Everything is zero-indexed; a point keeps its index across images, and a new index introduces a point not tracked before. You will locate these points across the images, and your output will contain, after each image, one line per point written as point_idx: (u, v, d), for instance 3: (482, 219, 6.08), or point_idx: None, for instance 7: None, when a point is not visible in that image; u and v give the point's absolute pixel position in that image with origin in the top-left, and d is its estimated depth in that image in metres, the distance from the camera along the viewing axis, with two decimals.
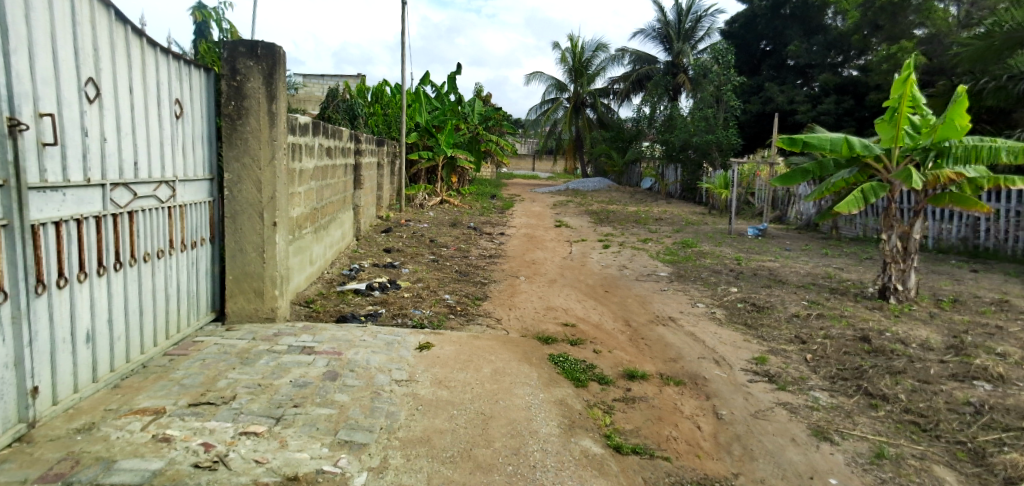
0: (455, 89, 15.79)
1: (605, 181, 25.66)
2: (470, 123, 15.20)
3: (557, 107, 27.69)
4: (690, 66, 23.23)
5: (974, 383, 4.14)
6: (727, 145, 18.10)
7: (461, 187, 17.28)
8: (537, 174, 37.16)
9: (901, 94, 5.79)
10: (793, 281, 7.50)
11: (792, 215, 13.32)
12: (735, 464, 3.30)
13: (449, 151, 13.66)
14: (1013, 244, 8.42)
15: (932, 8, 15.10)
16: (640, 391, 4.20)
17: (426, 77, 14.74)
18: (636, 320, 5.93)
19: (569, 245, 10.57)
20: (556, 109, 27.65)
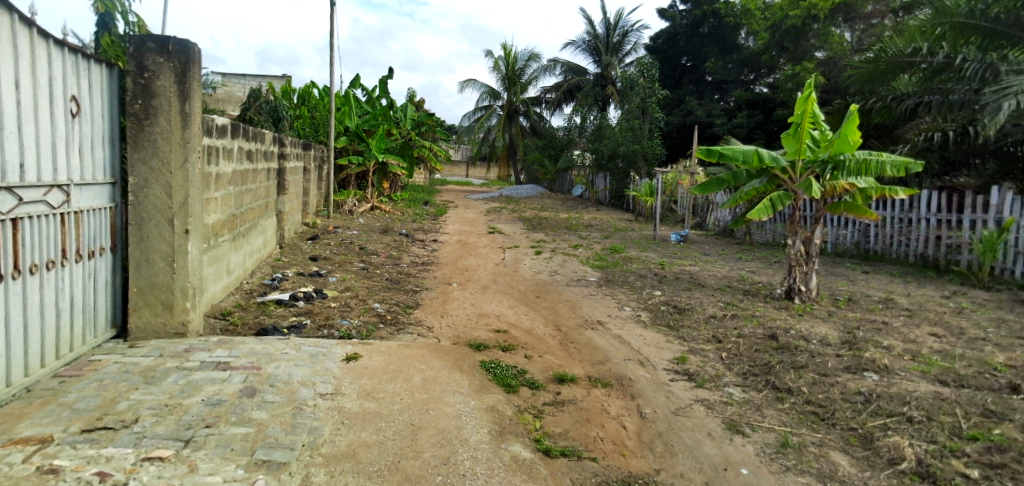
0: (386, 94, 15.60)
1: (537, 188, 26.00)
2: (402, 128, 15.08)
3: (491, 114, 27.94)
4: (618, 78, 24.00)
5: (864, 374, 4.51)
6: (652, 155, 18.82)
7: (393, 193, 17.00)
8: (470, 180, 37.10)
9: (803, 111, 6.23)
10: (711, 284, 7.90)
11: (710, 222, 14.00)
12: (657, 461, 3.44)
13: (379, 156, 13.46)
14: (897, 248, 9.22)
15: (829, 33, 16.38)
16: (569, 394, 4.29)
17: (356, 81, 14.47)
18: (566, 325, 6.05)
19: (502, 251, 10.64)
20: (489, 116, 27.78)
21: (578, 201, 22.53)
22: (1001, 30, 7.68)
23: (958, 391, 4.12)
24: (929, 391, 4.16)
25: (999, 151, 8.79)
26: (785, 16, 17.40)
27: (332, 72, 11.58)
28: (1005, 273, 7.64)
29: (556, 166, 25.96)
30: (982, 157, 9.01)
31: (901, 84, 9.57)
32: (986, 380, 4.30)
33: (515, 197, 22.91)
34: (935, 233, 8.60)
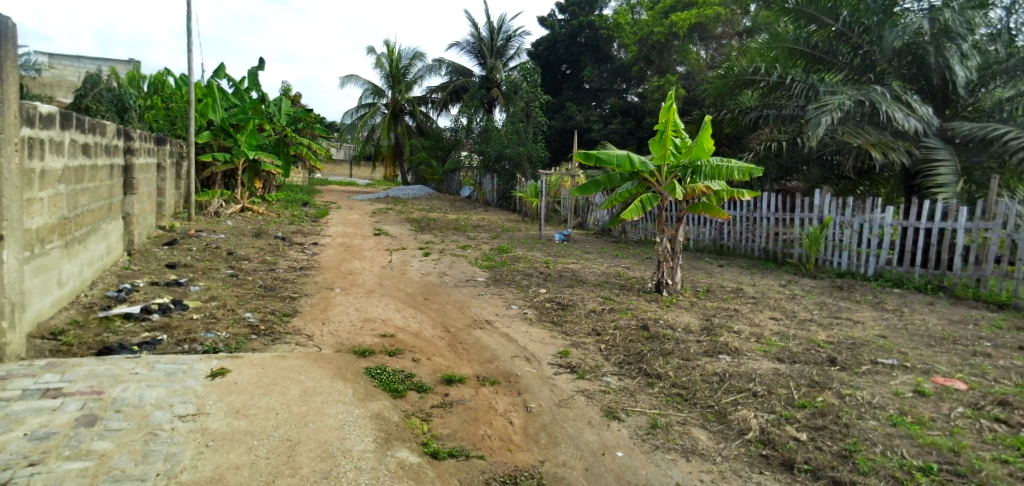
0: (257, 86, 14.62)
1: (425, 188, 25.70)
2: (275, 124, 14.40)
3: (375, 112, 27.08)
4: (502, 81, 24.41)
5: (719, 356, 4.97)
6: (537, 157, 19.35)
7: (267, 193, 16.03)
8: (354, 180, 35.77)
9: (665, 120, 6.69)
10: (591, 280, 8.29)
11: (591, 221, 14.67)
12: (541, 452, 3.54)
13: (250, 152, 12.55)
14: (743, 243, 10.24)
15: (687, 50, 17.98)
16: (458, 395, 4.29)
17: (221, 71, 13.47)
18: (454, 325, 6.05)
19: (388, 253, 10.41)
20: (373, 114, 26.93)
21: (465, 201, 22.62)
22: (819, 55, 9.31)
23: (792, 366, 4.67)
24: (770, 368, 4.67)
25: (822, 159, 9.80)
26: (650, 32, 18.75)
27: (191, 60, 10.59)
28: (826, 264, 8.75)
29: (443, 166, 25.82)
30: (808, 164, 9.93)
31: (746, 99, 10.65)
32: (813, 355, 4.92)
33: (402, 198, 22.49)
34: (774, 230, 9.61)
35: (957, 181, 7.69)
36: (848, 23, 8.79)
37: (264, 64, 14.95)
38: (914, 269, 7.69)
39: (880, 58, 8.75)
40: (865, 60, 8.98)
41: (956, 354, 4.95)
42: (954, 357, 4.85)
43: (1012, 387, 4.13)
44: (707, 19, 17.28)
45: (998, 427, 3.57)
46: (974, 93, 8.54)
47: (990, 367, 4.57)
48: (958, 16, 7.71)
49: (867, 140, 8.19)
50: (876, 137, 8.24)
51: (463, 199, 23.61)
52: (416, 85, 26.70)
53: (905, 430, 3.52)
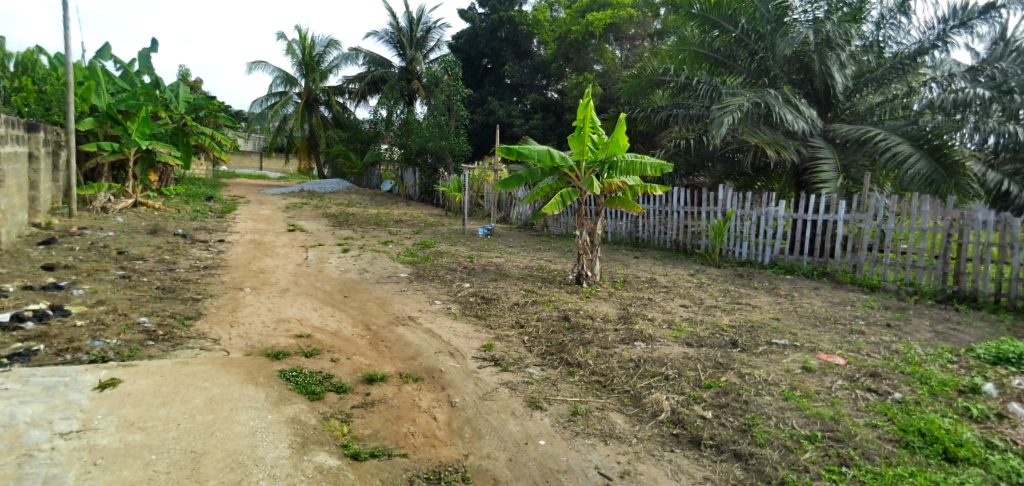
0: (149, 70, 13.66)
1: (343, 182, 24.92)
2: (173, 112, 13.60)
3: (287, 101, 25.86)
4: (422, 74, 24.10)
5: (635, 343, 5.20)
6: (459, 151, 19.26)
7: (164, 186, 15.17)
8: (265, 172, 34.04)
9: (584, 116, 6.90)
10: (514, 273, 8.41)
11: (514, 215, 14.86)
12: (465, 446, 3.57)
13: (142, 142, 11.60)
14: (655, 236, 10.74)
15: (603, 49, 18.58)
16: (379, 393, 4.23)
17: (106, 52, 12.43)
18: (376, 323, 5.94)
19: (303, 250, 10.04)
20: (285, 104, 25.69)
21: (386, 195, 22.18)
22: (721, 59, 9.77)
23: (699, 350, 4.96)
24: (680, 352, 4.94)
25: (725, 156, 10.46)
26: (568, 30, 19.15)
27: (66, 37, 9.62)
28: (729, 254, 9.34)
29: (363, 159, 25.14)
30: (712, 160, 10.53)
31: (657, 98, 11.10)
32: (718, 338, 5.25)
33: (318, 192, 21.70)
34: (683, 223, 10.14)
35: (838, 177, 8.37)
36: (746, 30, 9.39)
37: (157, 46, 13.98)
38: (803, 256, 8.39)
39: (773, 63, 9.43)
40: (761, 65, 9.65)
41: (836, 332, 5.46)
42: (835, 335, 5.35)
43: (880, 360, 4.60)
44: (621, 20, 17.91)
45: (869, 395, 3.98)
46: (851, 98, 9.42)
47: (864, 343, 5.08)
48: (837, 28, 8.49)
49: (763, 138, 8.79)
50: (769, 136, 8.84)
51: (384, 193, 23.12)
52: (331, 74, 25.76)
53: (795, 403, 3.85)
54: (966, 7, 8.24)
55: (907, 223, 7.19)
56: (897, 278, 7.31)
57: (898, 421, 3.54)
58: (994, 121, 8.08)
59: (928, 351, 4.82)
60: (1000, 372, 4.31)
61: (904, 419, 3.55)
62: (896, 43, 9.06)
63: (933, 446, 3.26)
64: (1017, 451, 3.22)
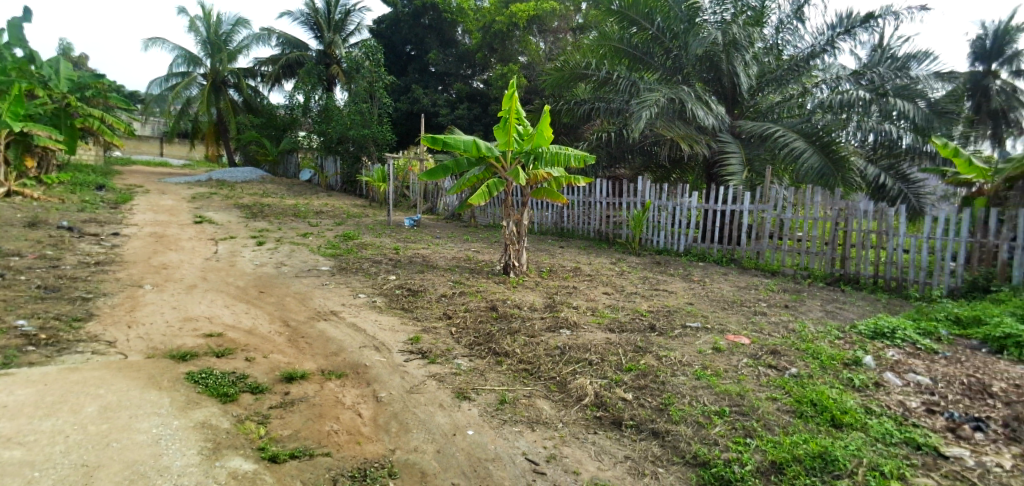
0: (21, 43, 12.41)
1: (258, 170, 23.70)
2: (52, 91, 12.42)
3: (191, 82, 24.07)
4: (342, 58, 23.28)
5: (560, 331, 5.35)
6: (383, 140, 18.85)
7: (46, 173, 13.85)
8: (168, 159, 31.77)
9: (509, 108, 6.98)
10: (441, 264, 8.38)
11: (441, 206, 14.80)
12: (392, 440, 3.56)
13: (17, 124, 10.47)
14: (579, 226, 11.04)
15: (527, 41, 18.78)
16: (300, 392, 4.13)
17: None
18: (295, 319, 5.77)
19: (212, 243, 9.51)
20: (189, 85, 23.87)
21: (305, 185, 21.36)
22: (639, 55, 10.21)
23: (621, 335, 5.19)
24: (603, 337, 5.14)
25: (643, 149, 10.90)
26: (492, 20, 19.02)
27: None
28: (648, 243, 9.76)
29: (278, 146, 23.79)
30: (632, 152, 10.95)
31: (579, 91, 11.29)
32: (637, 324, 5.51)
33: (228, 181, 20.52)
34: (605, 213, 10.47)
35: (743, 170, 8.92)
36: (661, 29, 9.82)
37: (30, 17, 12.71)
38: (713, 244, 8.91)
39: (687, 61, 9.87)
40: (675, 62, 10.06)
41: (742, 313, 5.89)
42: (741, 316, 5.77)
43: (779, 339, 5.01)
44: (544, 12, 18.20)
45: (770, 371, 4.32)
46: (754, 96, 10.01)
47: (766, 323, 5.50)
48: (742, 31, 9.06)
49: (678, 133, 9.22)
50: (682, 131, 9.30)
51: (303, 183, 22.21)
52: (241, 55, 24.38)
53: (706, 381, 4.12)
54: (849, 16, 9.11)
55: (802, 213, 7.83)
56: (794, 264, 7.93)
57: (793, 393, 3.88)
58: (874, 120, 8.78)
59: (819, 329, 5.29)
60: (877, 345, 4.79)
61: (798, 392, 3.89)
62: (792, 46, 9.71)
63: (822, 415, 3.60)
64: (890, 414, 3.61)
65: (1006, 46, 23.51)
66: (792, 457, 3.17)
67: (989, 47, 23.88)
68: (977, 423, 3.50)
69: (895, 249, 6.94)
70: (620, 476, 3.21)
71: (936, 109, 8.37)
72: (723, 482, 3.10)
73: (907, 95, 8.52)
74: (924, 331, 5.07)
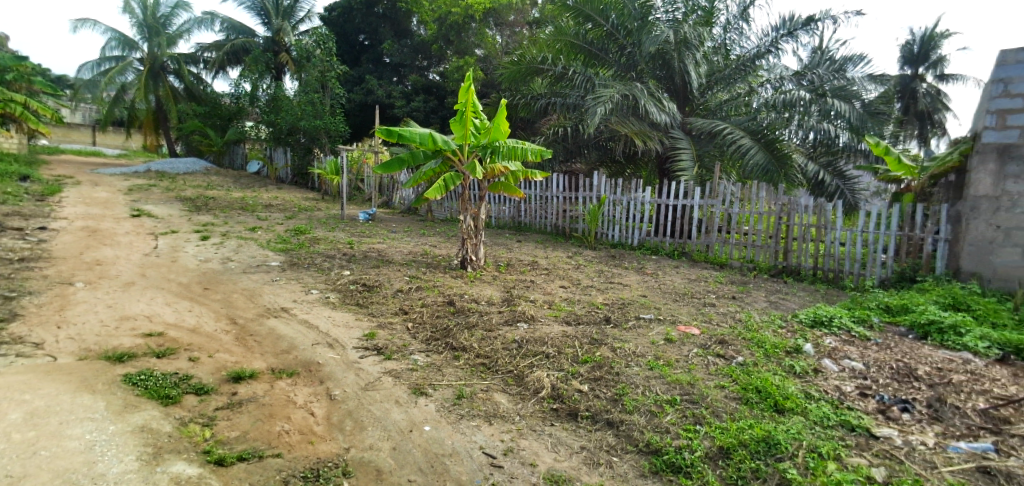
0: None
1: (202, 161, 22.70)
2: None
3: (127, 67, 22.93)
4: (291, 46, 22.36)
5: (518, 324, 5.38)
6: (335, 131, 18.44)
7: None
8: (101, 148, 30.15)
9: (466, 101, 6.86)
10: (397, 259, 8.28)
11: (396, 200, 14.62)
12: (346, 439, 3.50)
13: None
14: (536, 220, 11.11)
15: (484, 34, 18.72)
16: (249, 392, 4.01)
17: None
18: (243, 316, 5.60)
19: (151, 238, 9.10)
20: (125, 69, 22.92)
21: (253, 177, 20.66)
22: (594, 51, 10.28)
23: (577, 328, 5.26)
24: (560, 330, 5.20)
25: (599, 144, 11.06)
26: (448, 12, 18.85)
27: None
28: (603, 237, 9.91)
29: (223, 137, 22.56)
30: (587, 147, 11.06)
31: (536, 86, 11.35)
32: (592, 316, 5.60)
33: (168, 173, 19.62)
34: (562, 208, 10.56)
35: (694, 166, 9.16)
36: (615, 25, 9.87)
37: None
38: (666, 238, 9.11)
39: (640, 58, 9.96)
40: (629, 59, 10.16)
41: (692, 305, 6.05)
42: (692, 308, 5.94)
43: (727, 328, 5.18)
44: (500, 5, 18.22)
45: (719, 360, 4.46)
46: (704, 94, 10.29)
47: (715, 314, 5.69)
48: (692, 30, 9.21)
49: (632, 128, 9.39)
50: (637, 127, 9.45)
51: (251, 175, 21.48)
52: (181, 40, 23.31)
53: (658, 371, 4.22)
54: (792, 18, 9.45)
55: (749, 208, 8.08)
56: (741, 256, 8.19)
57: (740, 381, 4.02)
58: (814, 119, 9.13)
59: (763, 318, 5.51)
60: (816, 334, 5.01)
61: (745, 379, 4.04)
62: (739, 46, 10.01)
63: (766, 400, 3.74)
64: (829, 398, 3.79)
65: (932, 51, 24.90)
66: (739, 442, 3.29)
67: (916, 52, 25.17)
68: (904, 404, 3.71)
69: (832, 243, 7.30)
70: (576, 466, 3.26)
71: (869, 110, 8.84)
72: (674, 469, 3.19)
73: (844, 96, 8.91)
74: (858, 318, 5.33)
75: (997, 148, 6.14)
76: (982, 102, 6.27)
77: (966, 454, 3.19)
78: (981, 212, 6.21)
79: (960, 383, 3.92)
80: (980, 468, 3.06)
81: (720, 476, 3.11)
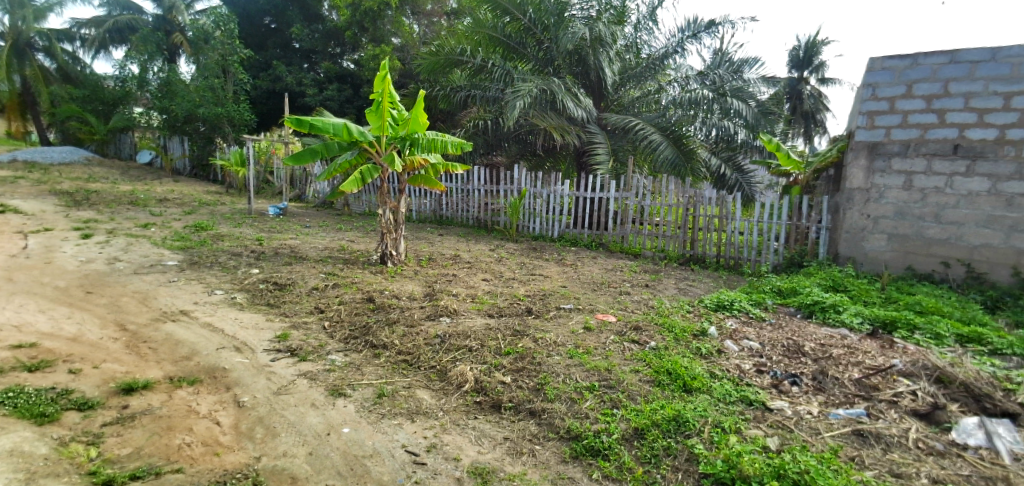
0: None
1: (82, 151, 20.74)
2: None
3: None
4: (185, 26, 20.96)
5: (440, 319, 5.42)
6: (240, 120, 17.57)
7: None
8: None
9: (382, 90, 6.75)
10: (311, 256, 8.04)
11: (309, 193, 14.15)
12: (257, 448, 3.42)
13: None
14: (457, 213, 11.14)
15: (400, 22, 18.37)
16: (142, 404, 3.80)
17: None
18: (135, 322, 5.25)
19: (22, 237, 8.30)
20: None
21: (145, 168, 19.19)
22: (512, 45, 10.40)
23: (499, 320, 5.38)
24: (483, 323, 5.29)
25: (519, 138, 11.27)
26: None
27: None
28: (524, 229, 10.11)
29: (107, 125, 20.47)
30: (508, 141, 11.34)
31: (455, 78, 11.26)
32: (515, 308, 5.74)
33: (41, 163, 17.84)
34: (484, 201, 10.66)
35: (609, 160, 9.54)
36: (533, 20, 10.03)
37: None
38: (584, 229, 9.42)
39: (557, 54, 10.21)
40: (546, 54, 10.39)
41: (609, 294, 6.33)
42: (609, 296, 6.20)
43: (641, 315, 5.49)
44: None
45: (633, 346, 4.72)
46: (618, 91, 10.71)
47: (630, 302, 5.99)
48: (606, 28, 9.55)
49: (550, 123, 9.62)
50: (555, 121, 9.70)
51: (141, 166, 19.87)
52: (52, 13, 21.66)
53: (578, 359, 4.41)
54: (696, 21, 10.04)
55: (659, 200, 8.50)
56: (653, 246, 8.63)
57: (652, 364, 4.28)
58: (716, 117, 9.75)
59: (673, 304, 5.88)
60: (719, 316, 5.43)
61: (656, 363, 4.30)
62: (649, 45, 10.51)
63: (676, 381, 4.02)
64: (730, 376, 4.11)
65: (815, 56, 27.07)
66: (652, 422, 3.52)
67: (802, 57, 27.21)
68: (794, 378, 4.10)
69: (733, 232, 7.83)
70: (499, 457, 3.36)
71: (763, 110, 9.57)
72: (593, 453, 3.37)
73: (741, 97, 9.59)
74: (755, 301, 5.81)
75: (867, 146, 6.82)
76: (856, 104, 6.95)
77: (844, 420, 3.59)
78: (855, 202, 6.91)
79: (839, 357, 4.38)
80: (854, 431, 3.46)
81: (635, 456, 3.32)
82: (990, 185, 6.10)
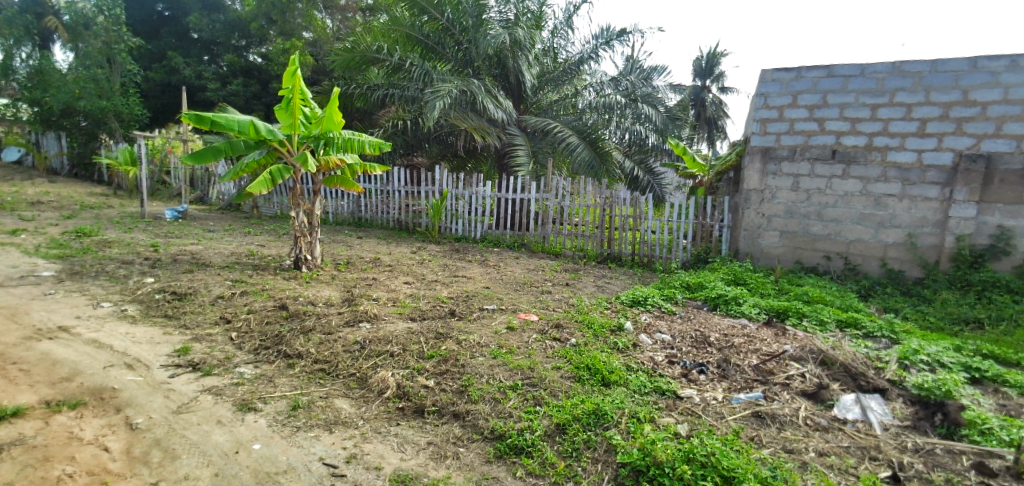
0: None
1: None
2: None
3: None
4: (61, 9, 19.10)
5: (360, 324, 5.33)
6: (129, 115, 16.43)
7: None
8: None
9: (293, 86, 6.54)
10: (217, 262, 7.64)
11: (213, 195, 13.41)
12: (153, 472, 3.24)
13: None
14: (377, 215, 10.96)
15: (312, 16, 17.73)
16: (12, 433, 3.49)
17: None
18: (3, 341, 4.79)
19: None
20: None
21: (12, 167, 17.34)
22: (430, 44, 10.34)
23: (422, 323, 5.37)
24: (404, 327, 5.26)
25: (439, 139, 11.28)
26: None
27: None
28: (446, 231, 10.12)
29: None
30: (428, 141, 11.29)
31: (372, 76, 11.16)
32: (438, 310, 5.75)
33: None
34: (404, 202, 10.57)
35: (529, 161, 9.73)
36: (451, 20, 10.03)
37: None
38: (506, 230, 9.55)
39: (476, 55, 10.28)
40: (465, 55, 10.43)
41: (531, 293, 6.47)
42: (530, 296, 6.34)
43: (561, 313, 5.67)
44: None
45: (554, 344, 4.87)
46: (537, 94, 10.90)
47: (550, 301, 6.16)
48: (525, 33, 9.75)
49: (471, 123, 9.68)
50: (476, 122, 9.77)
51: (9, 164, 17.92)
52: None
53: (501, 359, 4.50)
54: (608, 29, 10.46)
55: (577, 201, 8.77)
56: (572, 246, 8.89)
57: (572, 361, 4.44)
58: (629, 121, 10.19)
59: (592, 301, 6.11)
60: (634, 311, 5.71)
61: (576, 359, 4.47)
62: (566, 50, 10.81)
63: (595, 376, 4.20)
64: (644, 369, 4.35)
65: (715, 66, 28.81)
66: (573, 417, 3.67)
67: (704, 66, 28.86)
68: (700, 367, 4.39)
69: (646, 231, 8.23)
70: (422, 463, 3.38)
71: (671, 115, 10.15)
72: (516, 451, 3.46)
73: (651, 102, 10.11)
74: (666, 296, 6.14)
75: (761, 150, 7.39)
76: (750, 112, 7.51)
77: (743, 404, 3.90)
78: (751, 202, 7.46)
79: (740, 345, 4.74)
80: (753, 414, 3.76)
81: (557, 451, 3.44)
82: (862, 186, 6.78)
